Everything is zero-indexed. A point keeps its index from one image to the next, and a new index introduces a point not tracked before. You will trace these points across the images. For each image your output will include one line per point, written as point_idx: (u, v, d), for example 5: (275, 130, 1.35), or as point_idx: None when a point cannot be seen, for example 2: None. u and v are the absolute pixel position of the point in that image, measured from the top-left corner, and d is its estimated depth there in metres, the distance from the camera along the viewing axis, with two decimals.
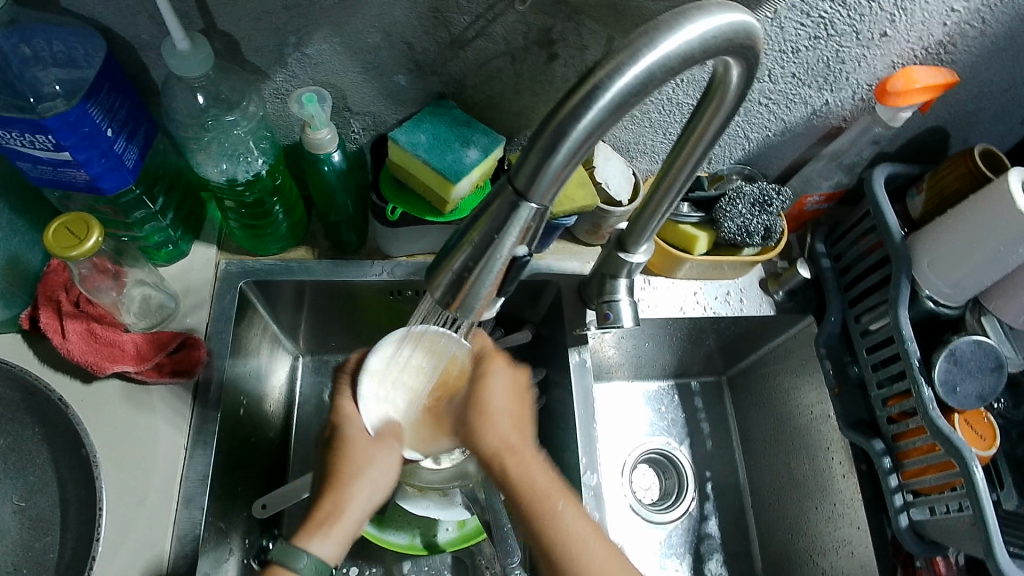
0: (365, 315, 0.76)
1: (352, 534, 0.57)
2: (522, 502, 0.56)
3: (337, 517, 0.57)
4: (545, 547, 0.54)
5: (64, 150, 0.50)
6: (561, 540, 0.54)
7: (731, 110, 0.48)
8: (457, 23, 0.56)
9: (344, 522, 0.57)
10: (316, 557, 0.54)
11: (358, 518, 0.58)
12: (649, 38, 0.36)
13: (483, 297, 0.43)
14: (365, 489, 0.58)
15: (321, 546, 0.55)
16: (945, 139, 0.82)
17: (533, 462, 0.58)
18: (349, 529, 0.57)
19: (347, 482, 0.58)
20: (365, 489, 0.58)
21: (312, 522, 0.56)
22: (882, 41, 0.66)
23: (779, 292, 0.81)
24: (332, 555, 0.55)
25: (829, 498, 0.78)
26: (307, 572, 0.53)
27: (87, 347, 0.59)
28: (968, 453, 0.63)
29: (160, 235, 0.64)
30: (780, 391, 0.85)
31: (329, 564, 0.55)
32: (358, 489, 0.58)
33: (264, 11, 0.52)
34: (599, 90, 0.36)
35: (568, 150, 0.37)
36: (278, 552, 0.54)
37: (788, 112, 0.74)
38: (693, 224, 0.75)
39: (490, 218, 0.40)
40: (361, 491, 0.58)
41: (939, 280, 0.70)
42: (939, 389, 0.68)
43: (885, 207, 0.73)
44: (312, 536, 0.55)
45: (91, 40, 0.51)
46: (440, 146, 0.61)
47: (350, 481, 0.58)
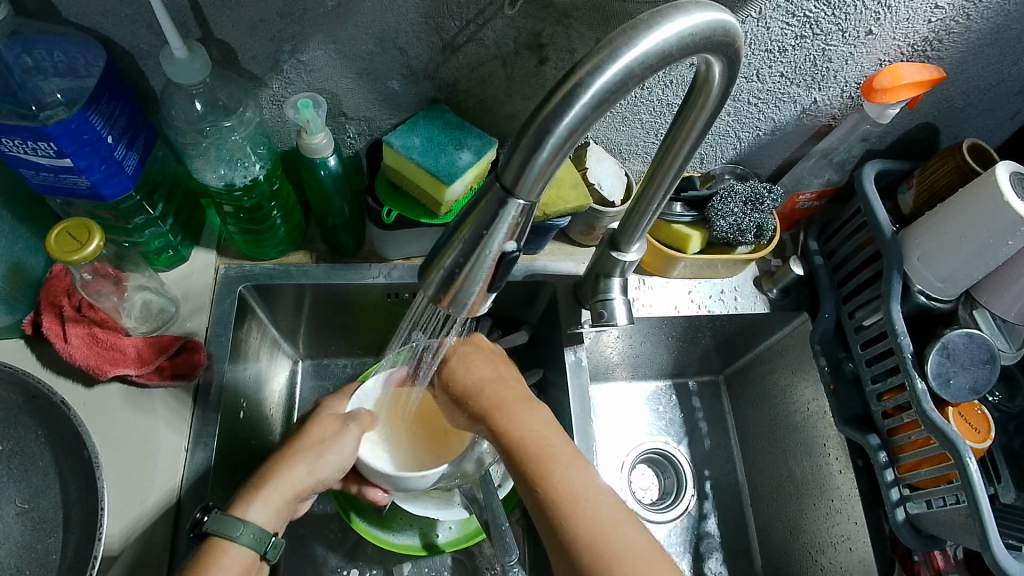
0: (363, 319, 0.77)
1: (291, 504, 0.57)
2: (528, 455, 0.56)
3: (274, 484, 0.57)
4: (543, 502, 0.53)
5: (65, 157, 0.51)
6: (562, 496, 0.53)
7: (715, 108, 0.49)
8: (449, 28, 0.57)
9: (280, 488, 0.57)
10: (255, 524, 0.54)
11: (297, 490, 0.57)
12: (629, 36, 0.37)
13: (475, 293, 0.44)
14: (312, 463, 0.59)
15: (258, 512, 0.55)
16: (935, 136, 0.83)
17: (533, 424, 0.58)
18: (288, 496, 0.57)
19: (298, 454, 0.59)
20: (315, 458, 0.59)
21: (252, 486, 0.57)
22: (868, 40, 0.67)
23: (773, 290, 0.82)
24: (269, 521, 0.56)
25: (827, 494, 0.78)
26: (244, 540, 0.53)
27: (89, 351, 0.59)
28: (961, 445, 0.63)
29: (160, 240, 0.65)
30: (777, 389, 0.86)
31: (266, 530, 0.55)
32: (306, 464, 0.59)
33: (260, 19, 0.53)
34: (580, 87, 0.37)
35: (553, 147, 0.38)
36: (215, 519, 0.54)
37: (777, 111, 0.75)
38: (686, 224, 0.76)
39: (480, 214, 0.41)
40: (309, 465, 0.59)
41: (929, 274, 0.71)
42: (932, 381, 0.69)
43: (875, 204, 0.74)
44: (251, 502, 0.56)
45: (92, 49, 0.52)
46: (434, 149, 0.62)
47: (299, 453, 0.59)
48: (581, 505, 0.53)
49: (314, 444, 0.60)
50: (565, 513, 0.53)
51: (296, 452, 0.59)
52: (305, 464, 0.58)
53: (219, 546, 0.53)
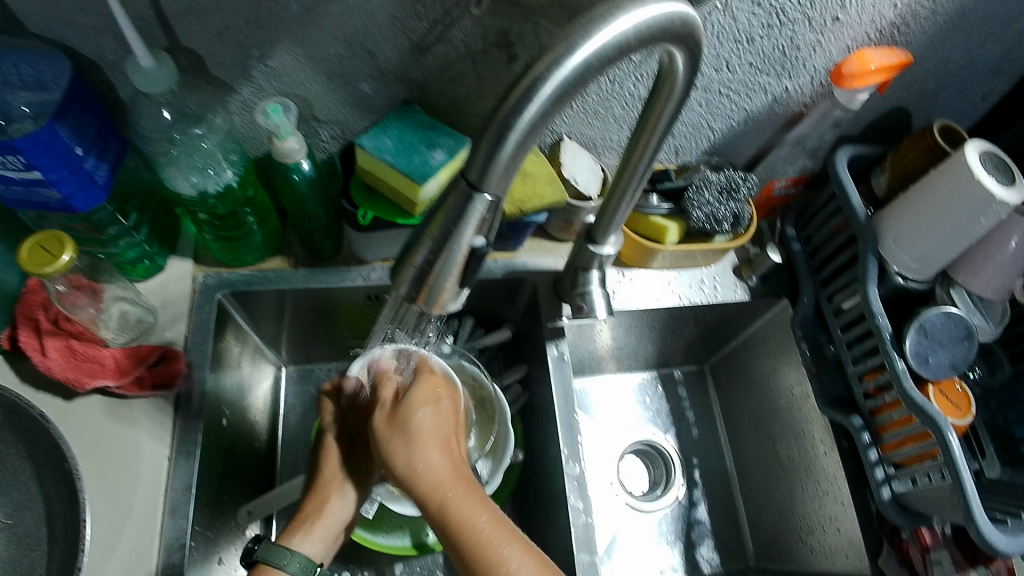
0: (345, 322, 0.77)
1: (338, 533, 0.60)
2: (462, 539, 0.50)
3: (317, 517, 0.60)
4: None
5: (34, 170, 0.51)
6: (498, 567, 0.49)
7: (680, 99, 0.50)
8: (416, 29, 0.58)
9: (327, 522, 0.60)
10: (303, 554, 0.56)
11: (341, 520, 0.61)
12: (585, 30, 0.38)
13: (447, 290, 0.45)
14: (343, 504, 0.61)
15: (308, 545, 0.58)
16: (906, 119, 0.83)
17: (475, 500, 0.51)
18: (333, 529, 0.60)
19: (328, 488, 0.61)
20: (344, 498, 0.61)
21: (302, 520, 0.59)
22: (835, 26, 0.68)
23: (752, 278, 0.83)
24: (316, 552, 0.58)
25: (813, 477, 0.79)
26: (294, 568, 0.55)
27: (67, 364, 0.59)
28: (943, 422, 0.64)
29: (135, 250, 0.65)
30: (761, 375, 0.87)
31: (314, 560, 0.57)
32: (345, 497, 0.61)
33: (225, 26, 0.53)
34: (539, 82, 0.37)
35: (515, 142, 0.38)
36: (266, 549, 0.55)
37: (749, 100, 0.76)
38: (663, 216, 0.76)
39: (448, 211, 0.41)
40: (344, 502, 0.61)
41: (905, 256, 0.71)
42: (911, 361, 0.69)
43: (850, 187, 0.74)
44: (300, 535, 0.58)
45: (58, 62, 0.53)
46: (408, 149, 0.62)
47: (342, 488, 0.62)
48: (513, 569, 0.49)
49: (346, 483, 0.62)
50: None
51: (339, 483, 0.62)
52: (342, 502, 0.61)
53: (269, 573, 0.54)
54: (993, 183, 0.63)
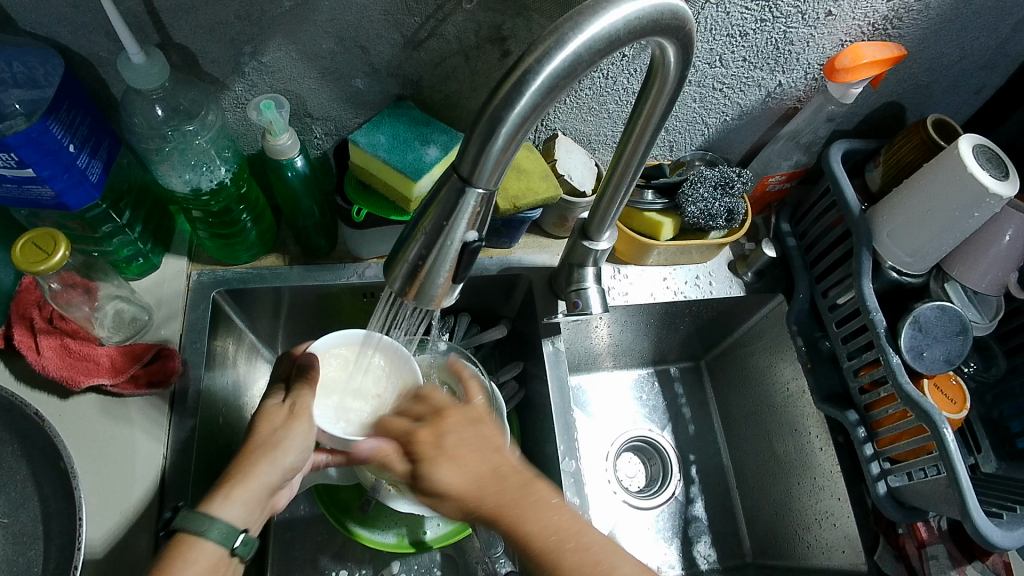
0: (341, 319, 0.77)
1: (264, 497, 0.53)
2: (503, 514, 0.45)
3: (243, 477, 0.52)
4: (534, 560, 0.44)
5: (27, 168, 0.51)
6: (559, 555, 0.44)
7: (672, 92, 0.50)
8: (408, 25, 0.58)
9: (254, 484, 0.52)
10: (224, 521, 0.49)
11: (269, 485, 0.53)
12: (575, 22, 0.38)
13: (439, 285, 0.44)
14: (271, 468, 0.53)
15: (228, 510, 0.50)
16: (900, 113, 0.83)
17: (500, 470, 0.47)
18: (259, 492, 0.52)
19: (255, 446, 0.54)
20: (274, 461, 0.53)
21: (224, 482, 0.52)
22: (828, 21, 0.68)
23: (747, 274, 0.83)
24: (239, 517, 0.51)
25: (810, 472, 0.79)
26: (215, 538, 0.49)
27: (61, 362, 0.59)
28: (938, 416, 0.64)
29: (129, 248, 0.65)
30: (757, 371, 0.87)
31: (236, 528, 0.50)
32: (271, 461, 0.53)
33: (217, 21, 0.53)
34: (529, 75, 0.37)
35: (507, 135, 0.38)
36: (183, 517, 0.49)
37: (743, 96, 0.76)
38: (658, 212, 0.76)
39: (440, 205, 0.41)
40: (269, 467, 0.53)
41: (900, 250, 0.71)
42: (906, 355, 0.70)
43: (843, 182, 0.75)
44: (220, 498, 0.51)
45: (50, 59, 0.53)
46: (402, 145, 0.62)
47: (269, 451, 0.54)
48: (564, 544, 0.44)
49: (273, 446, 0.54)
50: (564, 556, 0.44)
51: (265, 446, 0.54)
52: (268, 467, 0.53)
53: (186, 541, 0.49)
54: (986, 176, 0.63)
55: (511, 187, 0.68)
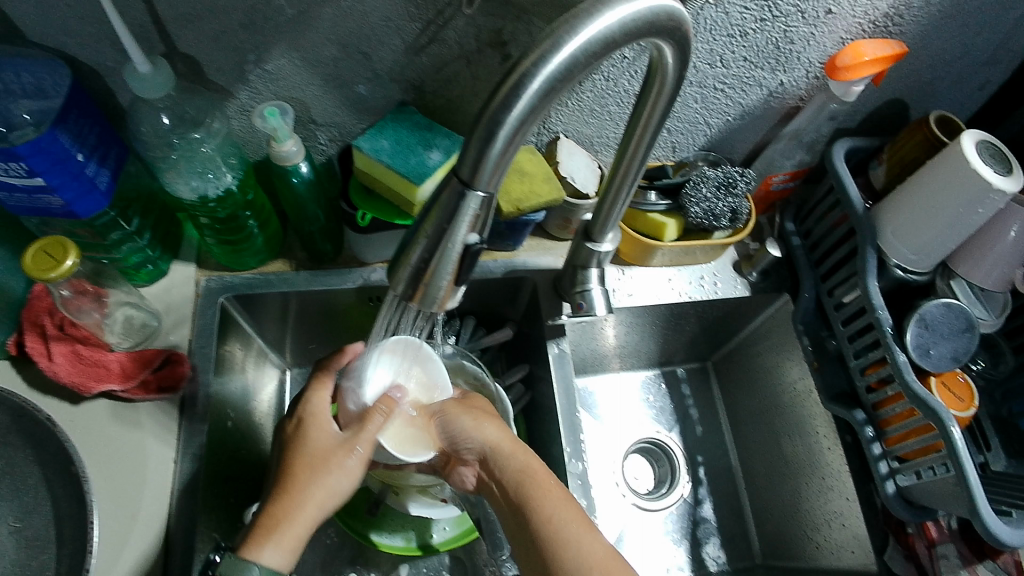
0: (348, 323, 0.78)
1: (304, 543, 0.54)
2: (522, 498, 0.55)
3: (285, 521, 0.54)
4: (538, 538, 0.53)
5: (37, 176, 0.52)
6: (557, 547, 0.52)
7: (671, 93, 0.50)
8: (409, 30, 0.58)
9: (297, 528, 0.54)
10: (267, 566, 0.50)
11: (309, 526, 0.54)
12: (570, 25, 0.38)
13: (442, 287, 0.45)
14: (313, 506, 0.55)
15: (272, 556, 0.52)
16: (904, 111, 0.83)
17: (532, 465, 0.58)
18: (300, 536, 0.54)
19: (298, 485, 0.55)
20: (330, 489, 0.56)
21: (268, 527, 0.53)
22: (828, 19, 0.68)
23: (752, 273, 0.82)
24: (283, 565, 0.52)
25: (818, 472, 0.78)
26: None
27: (72, 368, 0.60)
28: (945, 414, 0.64)
29: (138, 255, 0.66)
30: (764, 371, 0.86)
31: (279, 572, 0.51)
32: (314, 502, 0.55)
33: (222, 30, 0.54)
34: (526, 78, 0.38)
35: (505, 137, 0.39)
36: (227, 564, 0.50)
37: (744, 96, 0.76)
38: (661, 212, 0.76)
39: (441, 208, 0.42)
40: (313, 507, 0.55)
41: (904, 248, 0.71)
42: (912, 353, 0.69)
43: (847, 181, 0.75)
44: (265, 544, 0.52)
45: (58, 70, 0.54)
46: (406, 150, 0.63)
47: (310, 488, 0.55)
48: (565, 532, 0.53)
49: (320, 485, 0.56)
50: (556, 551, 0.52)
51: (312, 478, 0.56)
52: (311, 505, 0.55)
53: None
54: (990, 172, 0.63)
55: (516, 191, 0.69)
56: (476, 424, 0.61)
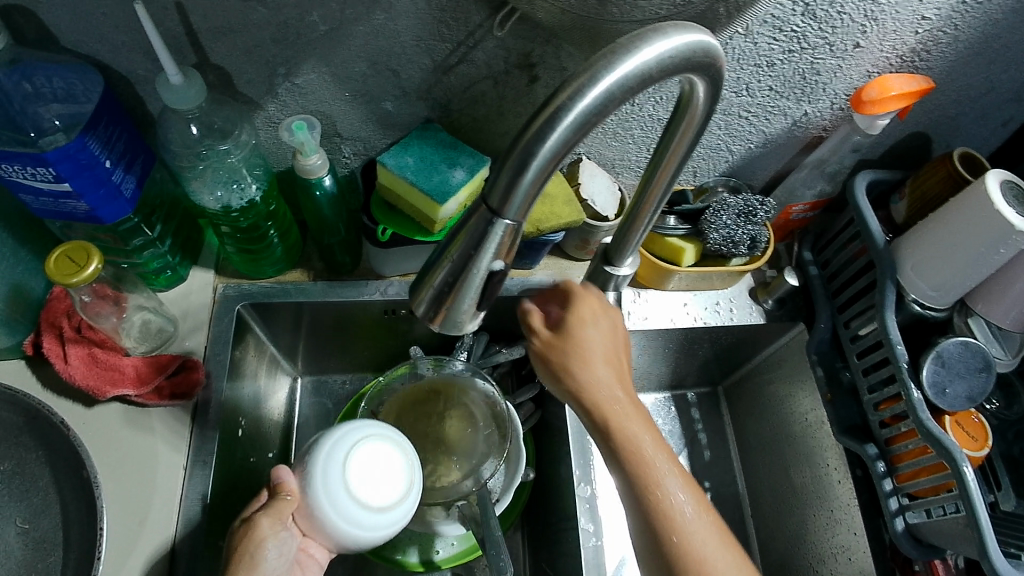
0: (362, 334, 0.78)
1: None
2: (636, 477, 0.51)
3: None
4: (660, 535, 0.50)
5: (64, 182, 0.52)
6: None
7: (701, 124, 0.50)
8: (440, 50, 0.59)
9: None
10: None
11: None
12: (609, 60, 0.38)
13: (466, 311, 0.45)
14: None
15: None
16: (926, 144, 0.83)
17: (653, 437, 0.52)
18: None
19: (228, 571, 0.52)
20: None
21: None
22: (855, 52, 0.68)
23: (768, 300, 0.82)
24: None
25: (827, 504, 0.78)
26: None
27: (88, 371, 0.60)
28: (959, 454, 0.63)
29: (159, 261, 0.66)
30: (775, 399, 0.86)
31: None
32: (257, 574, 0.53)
33: (254, 43, 0.55)
34: (561, 111, 0.37)
35: (537, 169, 0.39)
36: None
37: (768, 124, 0.76)
38: (680, 237, 0.76)
39: (468, 233, 0.42)
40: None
41: (923, 283, 0.71)
42: (928, 391, 0.69)
43: (868, 214, 0.74)
44: None
45: (90, 76, 0.54)
46: (430, 165, 0.63)
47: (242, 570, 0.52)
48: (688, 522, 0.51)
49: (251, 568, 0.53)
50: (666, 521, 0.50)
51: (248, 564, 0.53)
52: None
53: None
54: (1014, 214, 0.63)
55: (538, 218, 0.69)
56: (587, 367, 0.52)
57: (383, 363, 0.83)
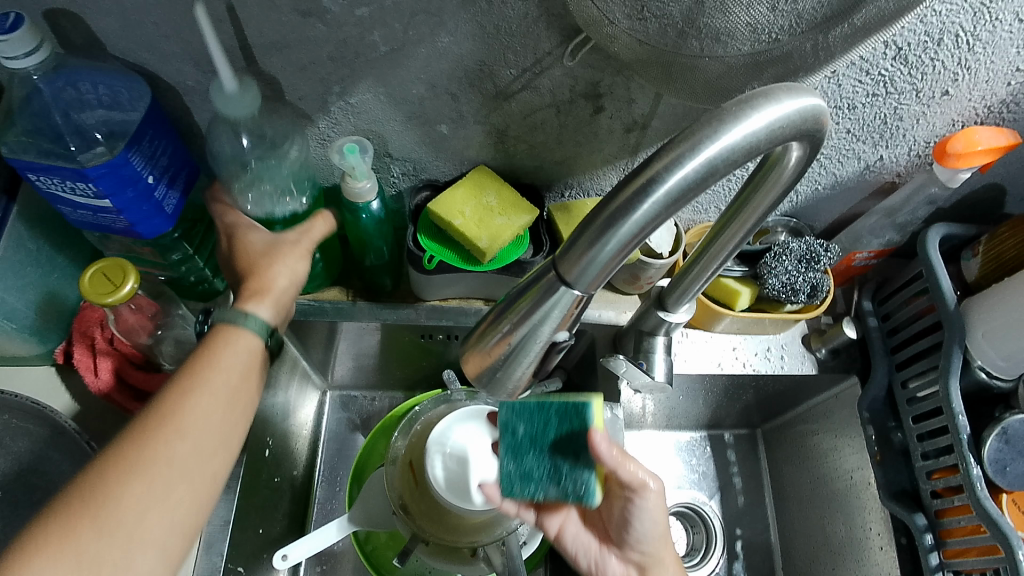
0: (396, 356, 0.75)
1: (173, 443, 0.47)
2: None
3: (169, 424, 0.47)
4: None
5: (104, 198, 0.50)
6: None
7: (786, 185, 0.46)
8: (503, 76, 0.55)
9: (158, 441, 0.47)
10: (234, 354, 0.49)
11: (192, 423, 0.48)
12: (714, 128, 0.34)
13: (517, 377, 0.42)
14: (174, 485, 0.45)
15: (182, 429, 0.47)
16: (1001, 198, 0.77)
17: None
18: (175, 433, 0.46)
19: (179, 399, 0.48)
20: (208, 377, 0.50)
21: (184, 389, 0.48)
22: (943, 100, 0.63)
23: (821, 350, 0.78)
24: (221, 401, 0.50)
25: (864, 569, 0.75)
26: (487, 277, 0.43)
27: (118, 387, 0.59)
28: (1017, 541, 0.59)
29: (197, 275, 0.64)
30: (818, 451, 0.82)
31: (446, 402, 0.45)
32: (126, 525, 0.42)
33: (310, 61, 0.51)
34: (654, 183, 0.34)
35: (620, 240, 0.35)
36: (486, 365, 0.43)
37: (840, 166, 0.71)
38: (736, 279, 0.72)
39: (533, 298, 0.38)
40: (104, 543, 0.41)
41: (994, 352, 0.66)
42: (988, 467, 0.65)
43: (939, 269, 0.70)
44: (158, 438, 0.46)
45: (137, 86, 0.52)
46: (571, 485, 0.50)
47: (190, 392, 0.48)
48: None
49: (121, 498, 0.43)
50: None
51: (118, 472, 0.43)
52: (142, 486, 0.43)
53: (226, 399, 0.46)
54: None
55: (561, 228, 0.64)
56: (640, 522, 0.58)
57: (415, 384, 0.80)
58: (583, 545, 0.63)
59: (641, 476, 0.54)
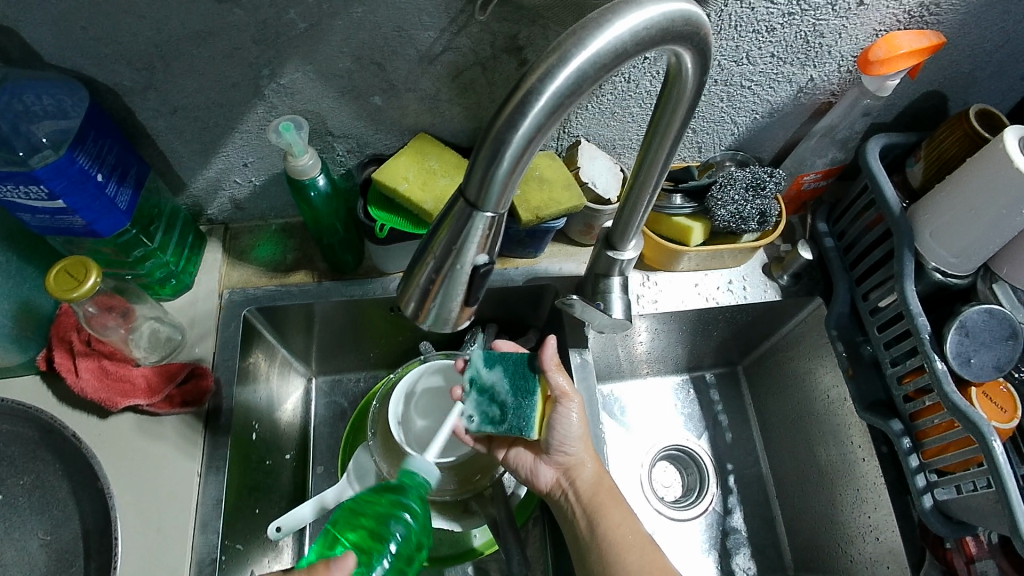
0: (371, 333, 0.78)
1: None
2: (601, 518, 0.61)
3: None
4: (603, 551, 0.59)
5: (58, 199, 0.54)
6: None
7: (690, 103, 0.47)
8: (422, 39, 0.57)
9: None
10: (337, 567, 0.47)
11: None
12: (579, 37, 0.35)
13: (453, 309, 0.44)
14: None
15: None
16: (940, 104, 0.78)
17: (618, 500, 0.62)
18: None
19: None
20: None
21: None
22: (859, 11, 0.64)
23: (783, 276, 0.80)
24: None
25: (852, 483, 0.76)
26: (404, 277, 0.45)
27: (99, 384, 0.62)
28: (986, 428, 0.60)
29: (162, 271, 0.67)
30: (797, 377, 0.84)
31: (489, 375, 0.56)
32: None
33: (235, 46, 0.54)
34: (532, 95, 0.35)
35: (512, 157, 0.36)
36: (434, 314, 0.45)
37: (773, 93, 0.73)
38: (687, 216, 0.74)
39: (451, 227, 0.40)
40: None
41: (943, 250, 0.67)
42: (952, 362, 0.66)
43: (882, 179, 0.71)
44: None
45: (76, 91, 0.55)
46: (518, 417, 0.60)
47: None
48: (627, 542, 0.59)
49: None
50: (610, 546, 0.59)
51: None
52: None
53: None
54: None
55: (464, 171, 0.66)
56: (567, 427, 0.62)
57: (396, 359, 0.83)
58: (518, 459, 0.66)
59: (565, 385, 0.61)
